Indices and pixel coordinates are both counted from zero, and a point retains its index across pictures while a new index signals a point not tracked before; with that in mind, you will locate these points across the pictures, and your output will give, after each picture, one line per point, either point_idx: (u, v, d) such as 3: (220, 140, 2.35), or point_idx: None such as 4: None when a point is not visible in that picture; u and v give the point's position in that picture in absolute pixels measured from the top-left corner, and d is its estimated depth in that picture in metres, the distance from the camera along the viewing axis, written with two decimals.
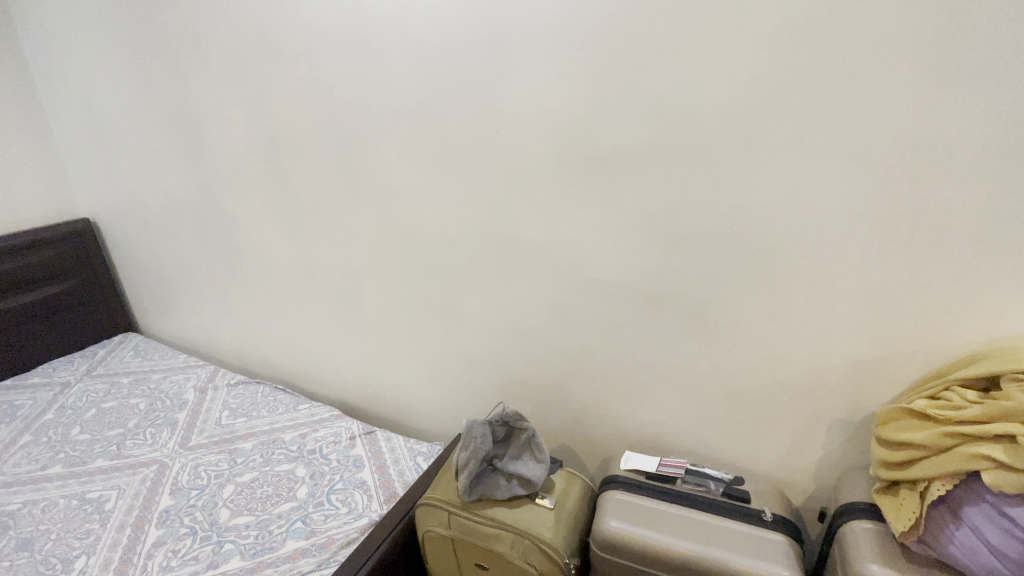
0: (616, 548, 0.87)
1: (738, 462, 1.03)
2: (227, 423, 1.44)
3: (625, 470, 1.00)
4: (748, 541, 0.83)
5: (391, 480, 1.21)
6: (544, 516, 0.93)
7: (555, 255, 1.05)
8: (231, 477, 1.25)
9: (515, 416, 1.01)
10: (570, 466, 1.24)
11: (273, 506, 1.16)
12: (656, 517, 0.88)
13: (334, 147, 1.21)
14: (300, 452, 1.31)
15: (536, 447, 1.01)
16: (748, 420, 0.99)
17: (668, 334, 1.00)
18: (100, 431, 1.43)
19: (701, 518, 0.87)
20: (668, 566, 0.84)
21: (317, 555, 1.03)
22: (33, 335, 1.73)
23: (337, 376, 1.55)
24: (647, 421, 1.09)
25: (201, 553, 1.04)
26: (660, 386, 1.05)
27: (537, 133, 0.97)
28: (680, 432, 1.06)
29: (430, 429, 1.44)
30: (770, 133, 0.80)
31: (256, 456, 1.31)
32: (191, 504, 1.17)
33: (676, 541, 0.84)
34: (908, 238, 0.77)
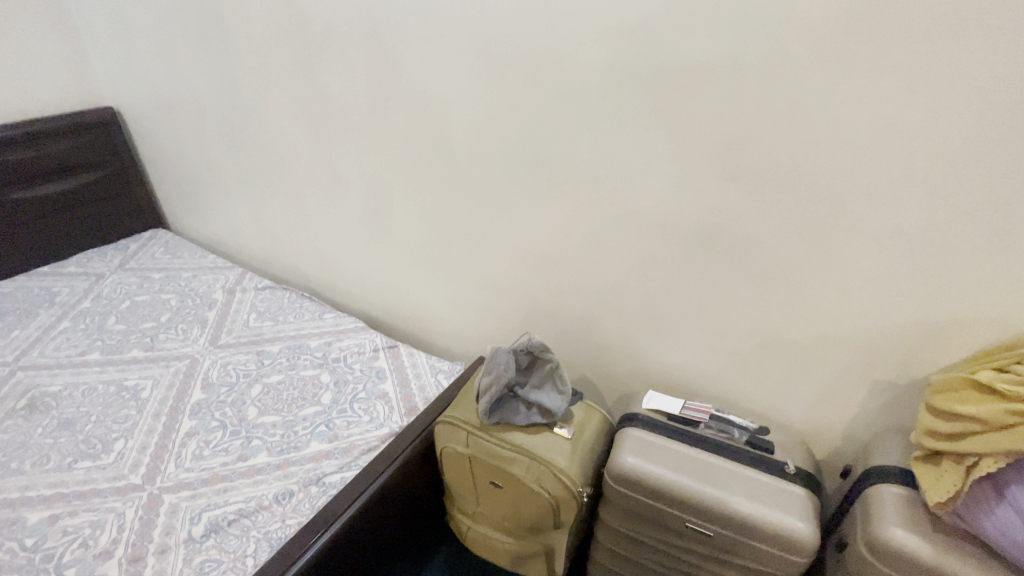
0: (630, 485, 0.87)
1: (764, 412, 1.01)
2: (255, 325, 1.47)
3: (645, 409, 0.98)
4: (766, 490, 0.82)
5: (412, 395, 1.23)
6: (561, 445, 0.94)
7: (597, 180, 0.96)
8: (259, 377, 1.28)
9: (539, 348, 0.99)
10: (589, 397, 1.24)
11: (299, 408, 1.19)
12: (675, 458, 0.87)
13: (365, 41, 1.10)
14: (324, 359, 1.34)
15: (558, 380, 0.99)
16: (784, 372, 0.95)
17: (711, 275, 0.94)
18: (134, 323, 1.47)
19: (720, 464, 0.86)
20: (680, 504, 0.84)
21: (339, 458, 1.07)
22: (66, 225, 1.75)
23: (362, 288, 1.54)
24: (675, 362, 1.06)
25: (231, 446, 1.10)
26: (695, 328, 1.00)
27: (594, 36, 0.85)
28: (708, 376, 1.03)
29: (452, 349, 1.44)
30: (873, 52, 0.68)
31: (282, 360, 1.34)
32: (222, 399, 1.22)
33: (695, 483, 0.83)
34: (1014, 192, 0.67)
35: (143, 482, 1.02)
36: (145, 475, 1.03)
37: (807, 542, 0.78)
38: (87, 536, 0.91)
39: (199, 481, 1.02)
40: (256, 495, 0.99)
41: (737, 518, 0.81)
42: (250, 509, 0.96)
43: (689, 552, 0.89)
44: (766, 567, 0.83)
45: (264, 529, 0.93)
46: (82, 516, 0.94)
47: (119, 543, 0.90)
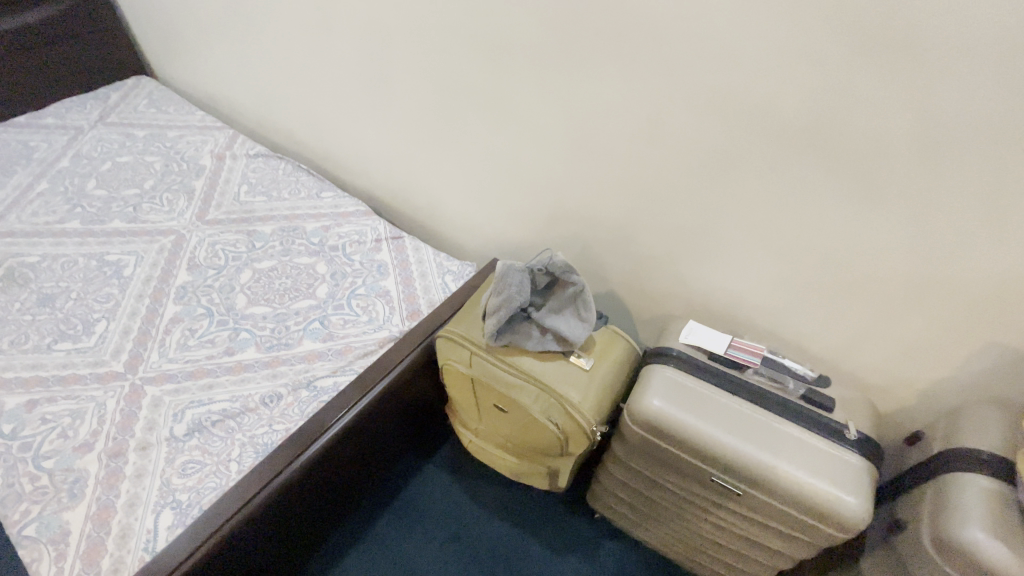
0: (657, 432, 0.76)
1: (824, 355, 0.85)
2: (246, 199, 1.31)
3: (681, 344, 0.83)
4: (815, 457, 0.70)
5: (416, 296, 1.09)
6: (577, 378, 0.81)
7: (668, 44, 0.71)
8: (249, 262, 1.16)
9: (561, 267, 0.83)
10: (614, 315, 1.09)
11: (291, 300, 1.08)
12: (712, 410, 0.74)
13: None
14: (321, 247, 1.19)
15: (581, 305, 0.83)
16: (865, 312, 0.77)
17: (803, 180, 0.71)
18: (117, 189, 1.33)
19: (764, 420, 0.73)
20: (708, 460, 0.73)
21: (333, 361, 0.97)
22: (34, 68, 1.52)
23: (365, 166, 1.34)
24: (726, 289, 0.89)
25: (218, 338, 1.01)
26: (761, 253, 0.81)
27: None
28: (764, 309, 0.87)
29: (464, 244, 1.28)
30: None
31: (275, 244, 1.20)
32: (209, 283, 1.11)
33: (734, 441, 0.71)
34: None
35: (125, 371, 0.95)
36: (128, 362, 0.97)
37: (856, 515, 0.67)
38: (66, 425, 0.87)
39: (182, 374, 0.95)
40: (243, 395, 0.92)
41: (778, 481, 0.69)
42: (235, 411, 0.89)
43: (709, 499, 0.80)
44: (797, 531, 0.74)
45: (249, 433, 0.87)
46: (61, 404, 0.90)
47: (98, 436, 0.86)
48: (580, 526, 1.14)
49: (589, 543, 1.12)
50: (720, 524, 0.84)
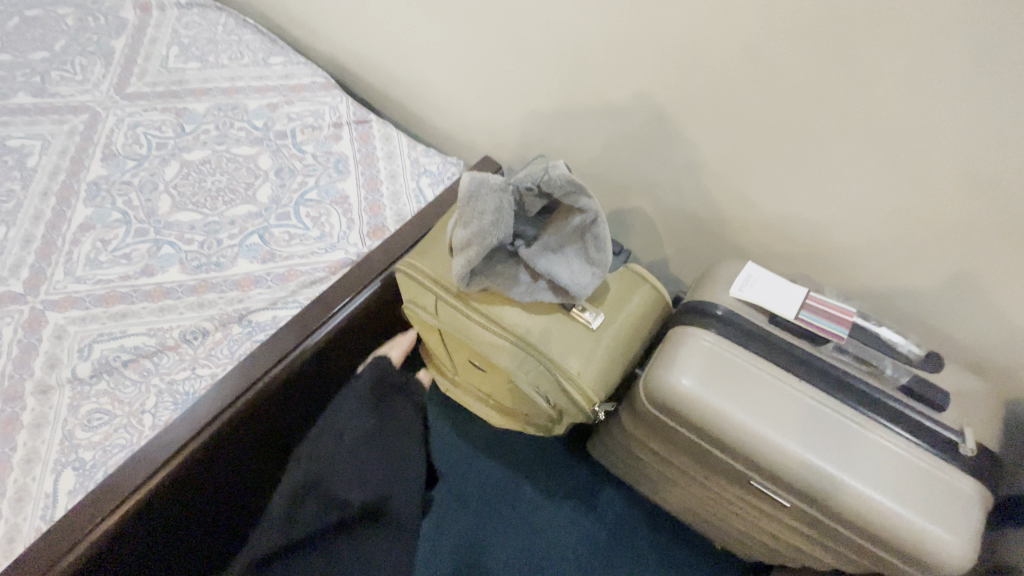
0: (690, 426, 0.57)
1: (905, 287, 0.70)
2: (176, 67, 1.03)
3: (736, 299, 0.62)
4: (897, 470, 0.52)
5: (382, 206, 0.85)
6: (575, 338, 0.60)
7: None
8: (177, 152, 0.91)
9: (562, 184, 0.56)
10: (643, 224, 0.92)
11: (226, 206, 0.84)
12: (768, 400, 0.55)
13: None
14: (266, 133, 0.93)
15: (588, 242, 0.59)
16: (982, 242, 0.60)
17: (979, 15, 0.47)
18: (19, 50, 1.05)
19: (831, 414, 0.55)
20: (749, 461, 0.56)
21: (271, 289, 0.76)
22: None
23: (330, 29, 1.05)
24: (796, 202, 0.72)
25: (135, 253, 0.81)
26: (858, 155, 0.62)
27: None
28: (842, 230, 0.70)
29: (458, 137, 1.04)
30: None
31: (209, 128, 0.94)
32: (126, 179, 0.89)
33: (798, 448, 0.53)
34: None
35: (24, 292, 0.77)
36: (28, 281, 0.78)
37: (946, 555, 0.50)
38: None
39: (92, 298, 0.76)
40: (160, 328, 0.73)
41: (844, 502, 0.52)
42: (150, 350, 0.72)
43: (735, 494, 0.64)
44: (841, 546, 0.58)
45: (167, 377, 0.70)
46: None
47: None
48: (577, 471, 1.03)
49: (586, 490, 1.01)
50: (742, 512, 0.69)
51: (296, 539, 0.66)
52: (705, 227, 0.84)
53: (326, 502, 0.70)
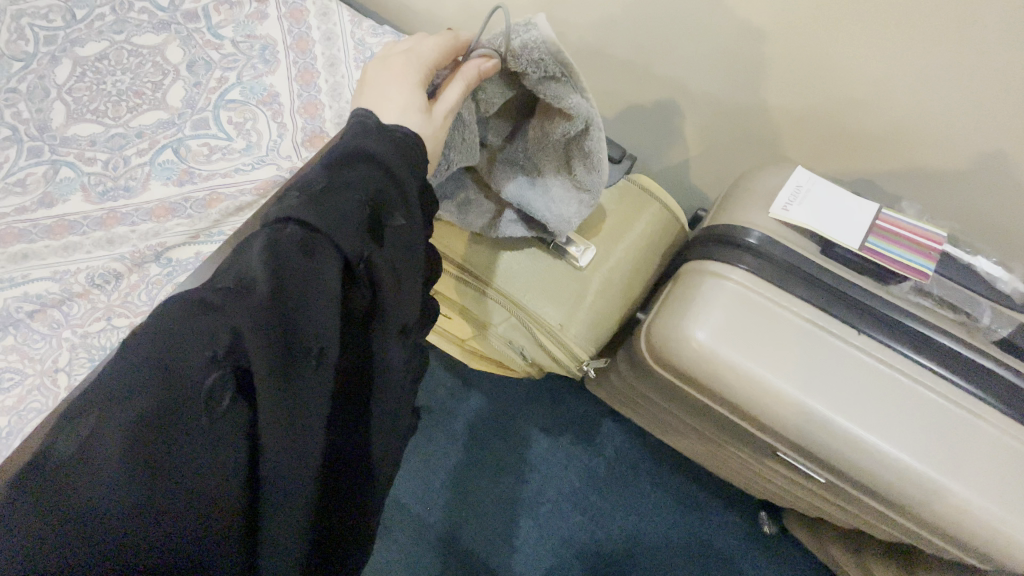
0: (709, 392, 0.49)
1: (977, 177, 0.59)
2: None
3: (777, 218, 0.52)
4: (951, 437, 0.45)
5: (319, 105, 0.70)
6: (557, 284, 0.60)
7: None
8: (69, 47, 0.73)
9: (540, 59, 0.42)
10: (653, 116, 0.79)
11: (131, 114, 0.68)
12: (807, 359, 0.47)
13: None
14: (173, 15, 0.74)
15: (579, 149, 0.50)
16: None
17: None
18: None
19: (877, 367, 0.47)
20: (765, 426, 0.49)
21: (191, 217, 0.63)
22: None
23: None
24: (857, 80, 0.59)
25: (30, 178, 0.66)
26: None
27: None
28: (913, 111, 0.58)
29: (429, 22, 0.89)
30: None
31: (105, 13, 0.74)
32: (12, 85, 0.71)
33: (837, 417, 0.45)
34: None
35: None
36: None
37: (1010, 539, 0.43)
38: None
39: None
40: (66, 271, 0.61)
41: (886, 475, 0.45)
42: (56, 298, 0.60)
43: (746, 449, 0.57)
44: (861, 511, 0.53)
45: (80, 330, 0.59)
46: None
47: None
48: (574, 402, 0.96)
49: (587, 422, 0.95)
50: (750, 464, 0.62)
51: (293, 274, 0.35)
52: (732, 112, 0.71)
53: (344, 235, 0.36)
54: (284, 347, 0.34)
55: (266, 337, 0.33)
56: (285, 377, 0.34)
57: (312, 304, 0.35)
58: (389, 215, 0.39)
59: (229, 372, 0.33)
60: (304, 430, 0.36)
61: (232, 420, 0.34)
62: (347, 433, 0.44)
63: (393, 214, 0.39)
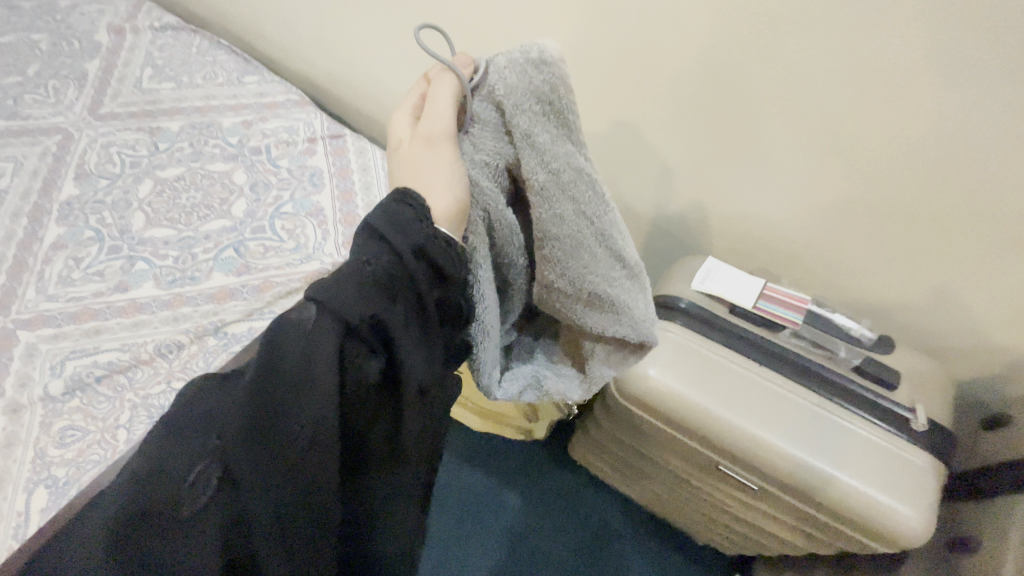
0: (668, 414, 0.75)
1: (818, 255, 0.95)
2: (149, 86, 1.04)
3: (697, 292, 0.81)
4: (830, 440, 0.70)
5: (355, 217, 0.89)
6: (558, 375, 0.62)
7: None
8: (151, 170, 0.91)
9: (524, 70, 0.44)
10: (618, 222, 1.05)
11: (200, 221, 0.85)
12: (730, 389, 0.73)
13: None
14: (240, 149, 0.95)
15: (592, 205, 0.50)
16: (860, 221, 0.86)
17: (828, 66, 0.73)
18: None
19: (775, 391, 0.73)
20: (708, 436, 0.74)
21: (247, 301, 0.77)
22: None
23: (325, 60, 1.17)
24: (739, 191, 0.94)
25: (108, 270, 0.80)
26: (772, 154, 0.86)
27: None
28: (773, 213, 0.94)
29: None
30: None
31: (183, 145, 0.94)
32: (99, 198, 0.88)
33: (751, 426, 0.71)
34: None
35: None
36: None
37: (868, 502, 0.67)
38: None
39: (64, 316, 0.76)
40: (133, 343, 0.73)
41: (788, 464, 0.70)
42: (124, 365, 0.71)
43: (700, 459, 0.78)
44: (789, 507, 0.75)
45: (142, 392, 0.70)
46: None
47: None
48: (559, 471, 1.09)
49: (570, 488, 1.07)
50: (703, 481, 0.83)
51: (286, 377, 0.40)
52: None
53: (347, 312, 0.40)
54: (256, 443, 0.40)
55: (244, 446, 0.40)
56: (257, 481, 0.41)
57: (294, 415, 0.40)
58: (400, 297, 0.42)
59: (213, 464, 0.41)
60: (278, 534, 0.42)
61: (207, 517, 0.42)
62: (356, 496, 0.49)
63: (395, 292, 0.42)
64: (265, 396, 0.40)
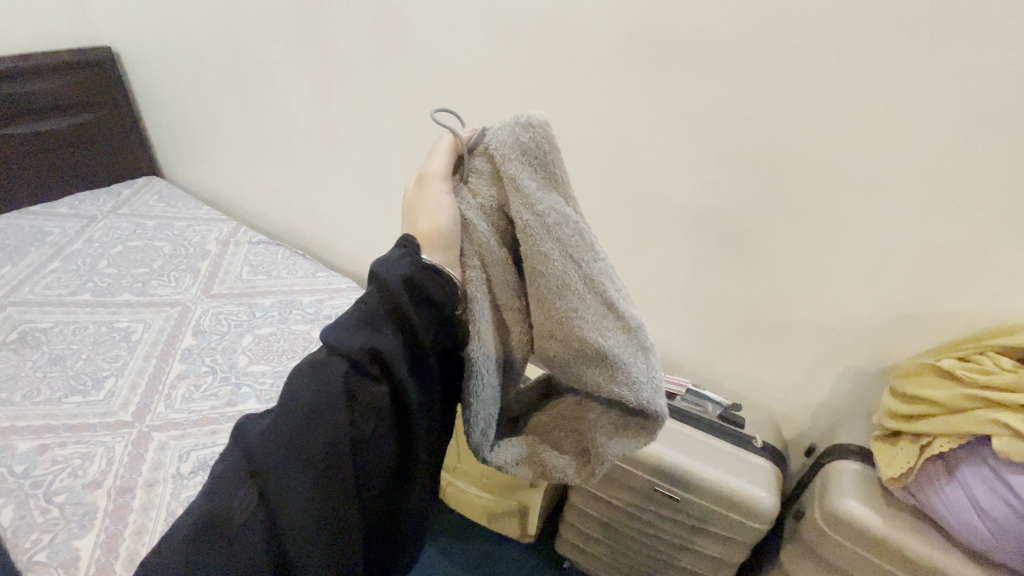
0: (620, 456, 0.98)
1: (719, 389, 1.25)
2: (248, 278, 1.48)
3: None
4: (733, 461, 0.96)
5: None
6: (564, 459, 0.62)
7: (600, 168, 1.14)
8: (250, 328, 1.30)
9: (512, 132, 0.58)
10: None
11: (290, 360, 1.21)
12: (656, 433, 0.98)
13: (385, 21, 1.24)
14: (316, 316, 1.36)
15: (578, 249, 0.58)
16: (738, 363, 1.19)
17: (676, 256, 1.14)
18: (126, 267, 1.47)
19: (690, 434, 0.99)
20: (649, 468, 0.96)
21: None
22: (44, 165, 1.73)
23: (365, 256, 1.66)
24: (656, 340, 1.28)
25: (221, 391, 1.12)
26: (668, 319, 1.23)
27: (597, 43, 1.02)
28: (681, 357, 1.26)
29: None
30: (828, 79, 0.86)
31: (274, 314, 1.35)
32: (213, 346, 1.24)
33: (676, 455, 0.95)
34: (919, 217, 0.88)
35: (133, 419, 1.05)
36: (136, 412, 1.06)
37: (764, 508, 0.91)
38: (77, 466, 0.95)
39: (188, 421, 1.05)
40: None
41: (708, 482, 0.93)
42: None
43: (645, 513, 1.03)
44: (716, 527, 0.97)
45: None
46: (72, 448, 0.98)
47: (107, 475, 0.94)
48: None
49: None
50: (657, 544, 1.06)
51: (310, 395, 0.51)
52: None
53: (352, 339, 0.52)
54: (287, 450, 0.51)
55: (280, 449, 0.51)
56: (288, 483, 0.51)
57: (318, 422, 0.51)
58: (402, 328, 0.54)
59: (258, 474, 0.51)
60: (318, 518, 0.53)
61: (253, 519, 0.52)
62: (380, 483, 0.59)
63: (387, 321, 0.53)
64: (292, 425, 0.51)
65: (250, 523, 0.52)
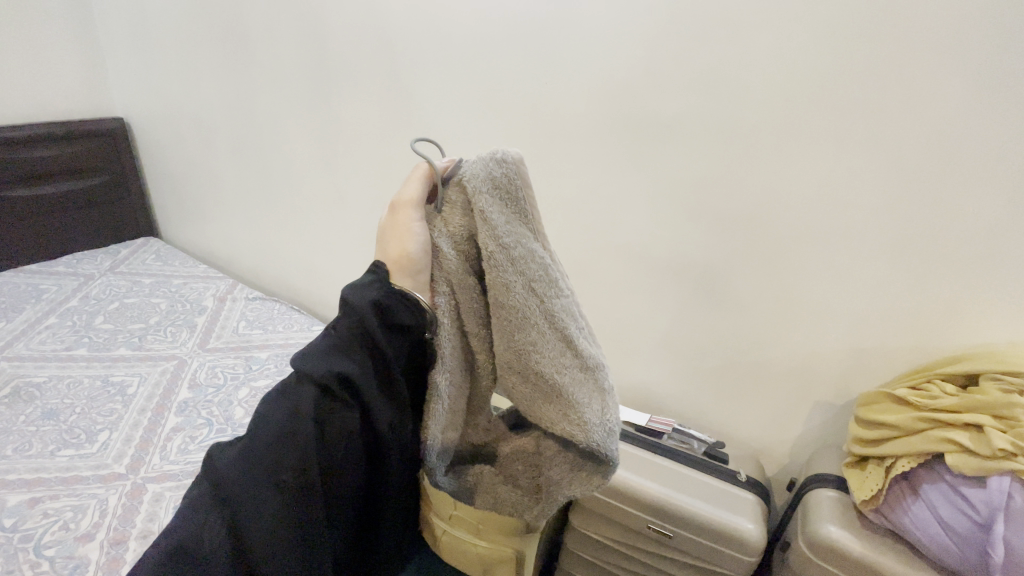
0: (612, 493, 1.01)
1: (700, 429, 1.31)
2: (244, 332, 1.52)
3: None
4: (720, 495, 1.00)
5: None
6: (516, 497, 0.64)
7: (583, 225, 1.26)
8: (247, 380, 1.32)
9: (484, 166, 0.61)
10: None
11: None
12: (644, 470, 1.02)
13: (386, 95, 1.38)
14: None
15: (543, 285, 0.61)
16: (717, 402, 1.25)
17: (654, 303, 1.24)
18: (122, 323, 1.50)
19: (678, 470, 1.04)
20: (642, 506, 0.99)
21: None
22: (47, 225, 1.79)
23: None
24: (641, 383, 1.34)
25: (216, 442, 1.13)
26: (649, 361, 1.31)
27: (576, 115, 1.16)
28: (663, 398, 1.33)
29: None
30: (776, 145, 1.00)
31: (271, 366, 1.38)
32: (209, 398, 1.25)
33: (666, 491, 0.99)
34: (865, 262, 1.00)
35: (127, 472, 1.04)
36: (130, 465, 1.06)
37: (755, 542, 0.94)
38: (68, 519, 0.93)
39: (183, 472, 1.05)
40: None
41: (698, 517, 0.96)
42: None
43: (642, 554, 1.04)
44: (708, 563, 0.99)
45: None
46: (64, 501, 0.97)
47: (100, 527, 0.93)
48: None
49: None
50: None
51: (284, 420, 0.49)
52: None
53: (323, 364, 0.51)
54: (261, 479, 0.48)
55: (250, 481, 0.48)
56: (261, 513, 0.48)
57: (298, 446, 0.49)
58: (371, 352, 0.54)
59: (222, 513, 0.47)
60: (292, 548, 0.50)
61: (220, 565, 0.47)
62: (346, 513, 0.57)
63: (358, 347, 0.53)
64: (263, 450, 0.49)
65: (212, 563, 0.46)
